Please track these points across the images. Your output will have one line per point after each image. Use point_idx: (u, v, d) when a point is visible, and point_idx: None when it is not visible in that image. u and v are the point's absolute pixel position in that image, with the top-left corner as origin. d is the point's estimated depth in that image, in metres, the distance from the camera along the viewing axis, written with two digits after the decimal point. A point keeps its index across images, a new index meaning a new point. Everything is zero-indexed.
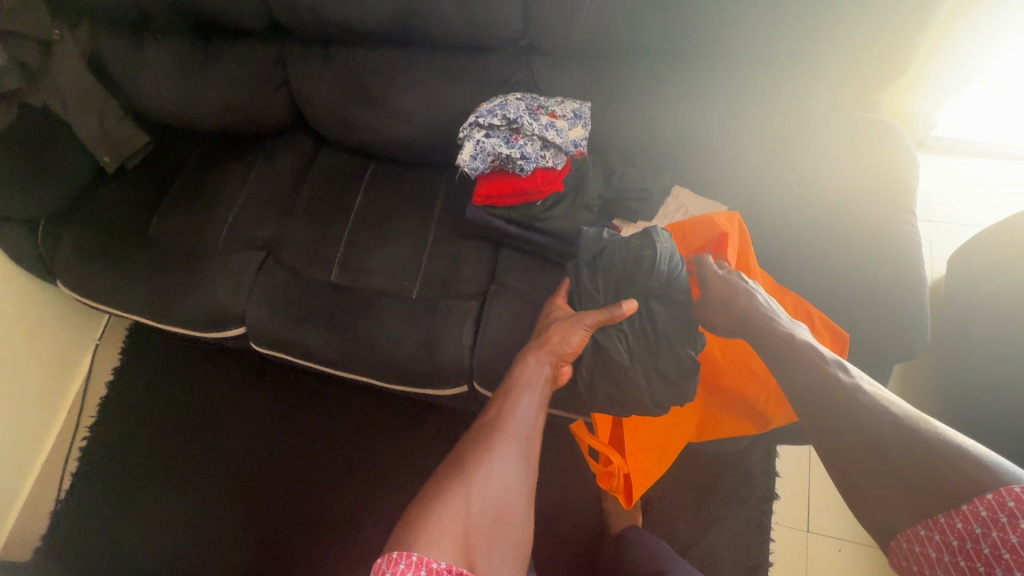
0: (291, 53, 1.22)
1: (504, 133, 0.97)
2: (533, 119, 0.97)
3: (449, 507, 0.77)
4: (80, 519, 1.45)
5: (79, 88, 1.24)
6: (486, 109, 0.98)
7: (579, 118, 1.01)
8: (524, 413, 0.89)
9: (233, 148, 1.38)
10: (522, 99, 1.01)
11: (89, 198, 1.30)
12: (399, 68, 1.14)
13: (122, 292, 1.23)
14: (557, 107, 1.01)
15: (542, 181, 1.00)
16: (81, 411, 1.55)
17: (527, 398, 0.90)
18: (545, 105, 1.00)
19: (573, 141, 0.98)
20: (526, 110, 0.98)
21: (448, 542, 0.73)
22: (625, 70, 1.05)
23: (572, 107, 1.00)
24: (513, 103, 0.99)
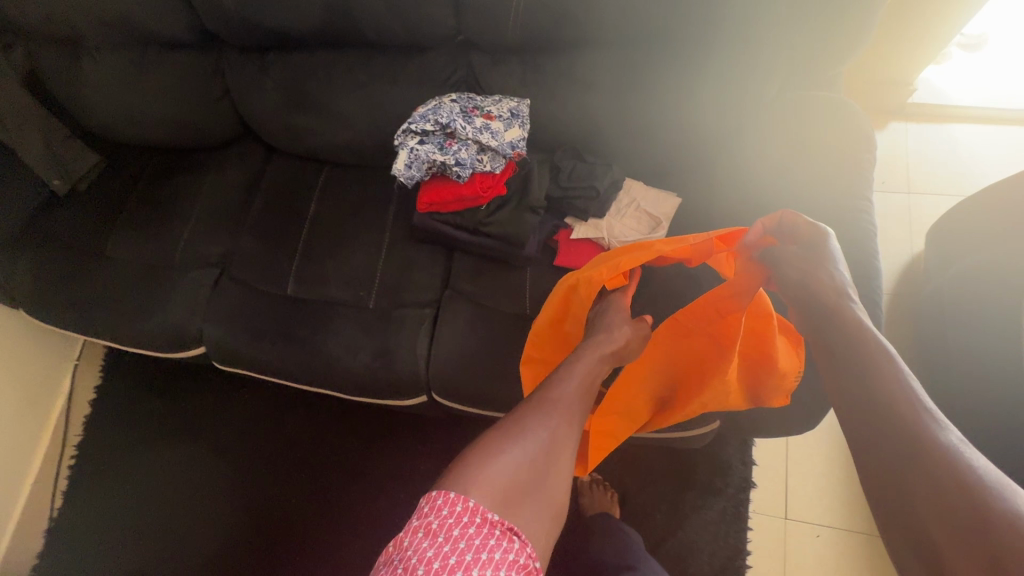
0: (227, 60, 1.16)
1: (438, 139, 0.94)
2: (466, 122, 0.93)
3: (500, 457, 0.66)
4: (71, 534, 1.49)
5: (19, 113, 1.21)
6: (419, 113, 0.95)
7: (517, 116, 0.96)
8: (577, 393, 0.77)
9: (184, 162, 1.35)
10: (457, 100, 0.97)
11: (43, 221, 1.28)
12: (335, 72, 1.10)
13: (83, 316, 1.23)
14: (493, 106, 0.97)
15: (482, 185, 0.98)
16: (66, 432, 1.58)
17: (584, 375, 0.79)
18: (481, 106, 0.97)
19: (510, 143, 0.94)
20: (460, 113, 0.94)
21: (494, 492, 0.63)
22: (567, 59, 1.00)
23: (509, 106, 0.96)
24: (447, 106, 0.96)
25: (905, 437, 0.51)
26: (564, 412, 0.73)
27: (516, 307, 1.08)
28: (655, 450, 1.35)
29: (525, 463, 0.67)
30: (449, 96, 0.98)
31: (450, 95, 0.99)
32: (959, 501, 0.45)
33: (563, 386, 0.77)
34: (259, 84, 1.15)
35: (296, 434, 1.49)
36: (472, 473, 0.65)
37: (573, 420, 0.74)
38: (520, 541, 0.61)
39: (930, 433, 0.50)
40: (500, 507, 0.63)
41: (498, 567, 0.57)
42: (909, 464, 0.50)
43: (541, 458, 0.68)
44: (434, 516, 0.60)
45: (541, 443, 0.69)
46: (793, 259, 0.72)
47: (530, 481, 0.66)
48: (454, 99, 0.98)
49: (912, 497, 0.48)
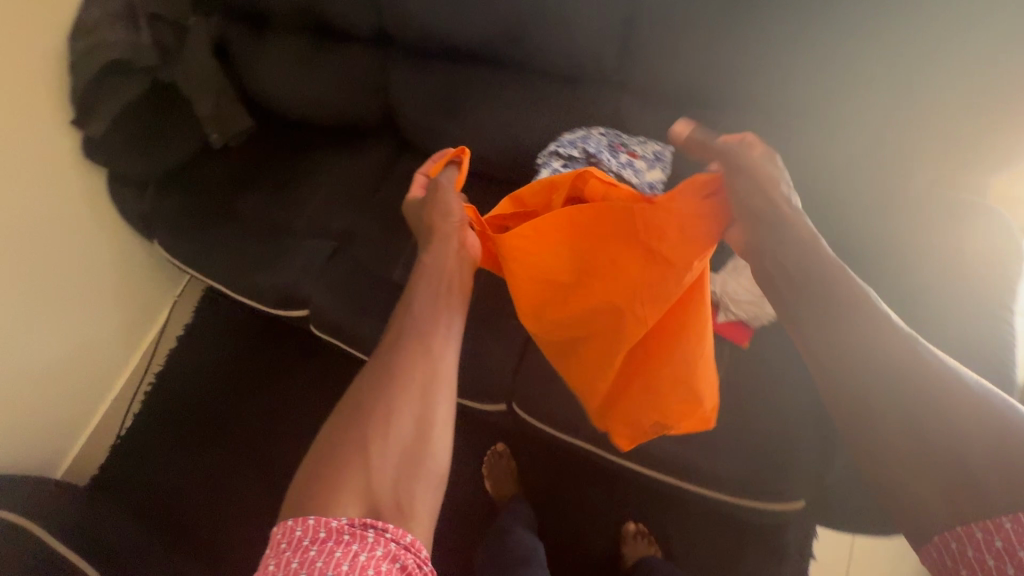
0: (393, 60, 1.25)
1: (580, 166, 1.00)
2: (612, 155, 0.99)
3: (350, 464, 0.73)
4: (134, 454, 1.61)
5: (201, 71, 1.35)
6: (568, 139, 1.02)
7: (659, 158, 1.00)
8: (424, 363, 0.84)
9: (323, 140, 1.46)
10: (606, 133, 1.03)
11: (192, 168, 1.42)
12: (489, 87, 1.18)
13: (207, 258, 1.34)
14: (640, 145, 1.01)
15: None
16: (152, 358, 1.71)
17: (428, 346, 0.86)
18: (628, 143, 1.02)
19: (649, 183, 0.98)
20: (607, 146, 1.00)
21: (356, 497, 0.71)
22: (712, 118, 1.05)
23: (654, 149, 1.00)
24: (595, 137, 1.02)
25: (897, 340, 0.69)
26: (405, 394, 0.80)
27: None
28: (710, 516, 1.31)
29: (390, 456, 0.76)
30: (599, 128, 1.04)
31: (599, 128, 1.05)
32: (938, 382, 0.67)
33: (404, 371, 0.82)
34: (415, 84, 1.24)
35: None
36: (335, 493, 0.71)
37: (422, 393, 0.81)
38: (376, 533, 0.68)
39: (914, 346, 0.69)
40: (356, 511, 0.70)
41: (339, 558, 0.63)
42: (910, 388, 0.67)
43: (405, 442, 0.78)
44: (277, 555, 0.65)
45: (401, 429, 0.78)
46: (753, 178, 0.79)
47: (397, 475, 0.75)
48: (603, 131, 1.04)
49: (908, 382, 0.68)
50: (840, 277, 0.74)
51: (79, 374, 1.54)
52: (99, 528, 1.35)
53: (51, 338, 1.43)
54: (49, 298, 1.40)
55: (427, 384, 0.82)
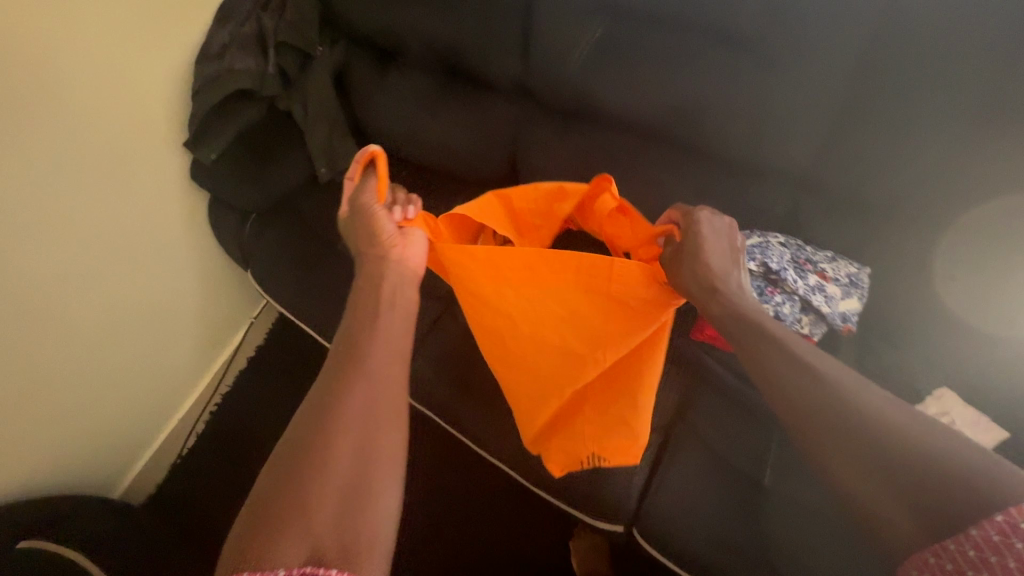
0: (531, 118, 1.15)
1: (756, 282, 0.82)
2: (798, 275, 0.80)
3: (286, 510, 0.59)
4: (197, 476, 1.59)
5: (320, 102, 1.28)
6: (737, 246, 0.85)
7: (855, 283, 0.80)
8: (375, 390, 0.71)
9: (432, 183, 1.35)
10: (784, 241, 0.85)
11: (296, 200, 1.34)
12: (641, 164, 1.06)
13: (302, 301, 1.27)
14: (829, 263, 0.82)
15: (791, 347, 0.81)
16: (221, 379, 1.67)
17: (374, 369, 0.73)
18: (813, 260, 0.83)
19: (844, 315, 0.78)
20: (792, 261, 0.81)
21: (299, 544, 0.58)
22: (915, 239, 0.90)
23: (849, 272, 0.81)
24: (774, 247, 0.83)
25: (847, 396, 0.63)
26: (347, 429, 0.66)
27: (757, 474, 0.94)
28: None
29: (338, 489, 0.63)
30: (775, 234, 0.86)
31: (774, 233, 0.87)
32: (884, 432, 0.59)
33: (353, 391, 0.69)
34: (552, 148, 1.13)
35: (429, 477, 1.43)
36: (271, 541, 0.57)
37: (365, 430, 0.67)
38: None
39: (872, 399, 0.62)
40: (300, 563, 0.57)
41: None
42: (846, 422, 0.61)
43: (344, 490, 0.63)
44: None
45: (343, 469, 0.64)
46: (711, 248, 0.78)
47: (358, 513, 0.62)
48: (779, 239, 0.86)
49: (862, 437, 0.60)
50: (775, 339, 0.69)
51: (152, 393, 1.49)
52: (127, 548, 1.34)
53: (129, 356, 1.38)
54: (133, 315, 1.35)
55: (371, 392, 0.70)
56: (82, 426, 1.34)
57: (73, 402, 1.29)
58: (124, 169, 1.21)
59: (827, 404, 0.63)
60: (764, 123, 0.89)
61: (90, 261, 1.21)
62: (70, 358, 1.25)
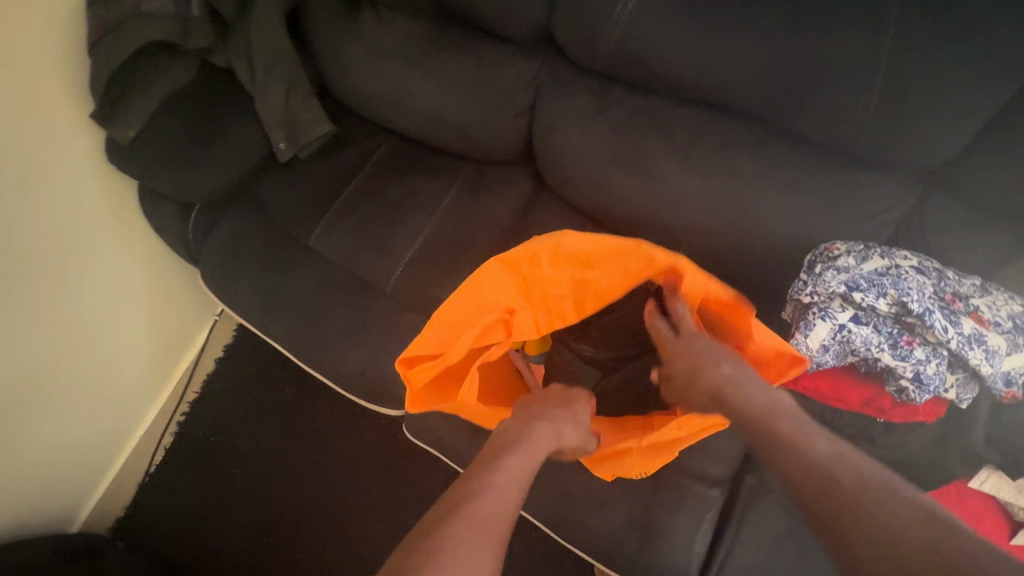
0: (554, 77, 0.87)
1: (885, 329, 0.61)
2: (949, 320, 0.58)
3: None
4: (164, 498, 1.37)
5: (271, 55, 0.98)
6: (853, 273, 0.62)
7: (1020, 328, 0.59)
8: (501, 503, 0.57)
9: (424, 160, 1.08)
10: (916, 265, 0.63)
11: (255, 186, 1.08)
12: (706, 145, 0.79)
13: (269, 313, 1.03)
14: (983, 298, 0.60)
15: (924, 413, 0.63)
16: (186, 386, 1.42)
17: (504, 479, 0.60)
18: (961, 290, 0.61)
19: (1007, 377, 0.58)
20: (935, 298, 0.60)
21: None
22: None
23: (1014, 310, 0.59)
24: (908, 276, 0.61)
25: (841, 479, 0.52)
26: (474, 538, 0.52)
27: None
28: None
29: None
30: (904, 256, 0.63)
31: (900, 252, 0.65)
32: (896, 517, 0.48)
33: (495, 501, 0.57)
34: (584, 119, 0.86)
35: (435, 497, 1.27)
36: None
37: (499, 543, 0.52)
38: None
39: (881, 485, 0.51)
40: None
41: None
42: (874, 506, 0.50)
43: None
44: None
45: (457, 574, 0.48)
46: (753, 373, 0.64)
47: None
48: (908, 261, 0.63)
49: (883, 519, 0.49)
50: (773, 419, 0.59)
51: (103, 414, 1.24)
52: None
53: (65, 381, 1.12)
54: (65, 330, 1.08)
55: (509, 494, 0.58)
56: (19, 467, 1.10)
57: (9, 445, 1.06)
58: (10, 146, 0.89)
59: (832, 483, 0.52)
60: (901, 100, 0.63)
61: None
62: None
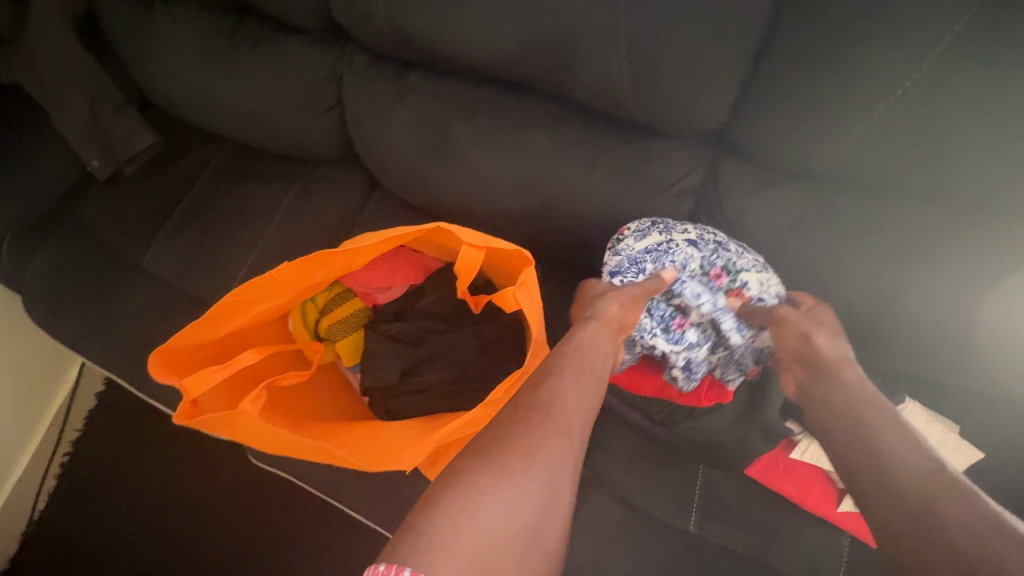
0: (352, 66, 0.82)
1: (664, 313, 0.69)
2: (710, 299, 0.67)
3: (496, 462, 0.48)
4: (44, 550, 1.27)
5: (64, 68, 0.91)
6: (643, 252, 0.67)
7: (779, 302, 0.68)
8: (565, 448, 0.50)
9: (260, 166, 1.03)
10: (695, 239, 0.68)
11: (77, 209, 1.01)
12: (501, 125, 0.75)
13: (99, 342, 0.96)
14: (752, 275, 0.67)
15: (705, 397, 0.72)
16: (64, 425, 1.34)
17: (566, 421, 0.52)
18: (731, 265, 0.67)
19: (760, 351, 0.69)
20: (697, 274, 0.67)
21: (495, 496, 0.45)
22: (880, 210, 0.63)
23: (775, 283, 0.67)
24: (679, 252, 0.67)
25: (875, 418, 0.54)
26: (524, 482, 0.47)
27: (684, 525, 0.74)
28: None
29: (547, 475, 0.48)
30: (681, 230, 0.68)
31: (681, 225, 0.69)
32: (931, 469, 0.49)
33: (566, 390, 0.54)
34: (385, 108, 0.81)
35: (328, 514, 1.22)
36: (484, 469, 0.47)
37: (552, 497, 0.48)
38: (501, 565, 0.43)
39: (893, 433, 0.53)
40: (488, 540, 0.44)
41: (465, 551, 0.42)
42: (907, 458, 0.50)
43: (541, 492, 0.47)
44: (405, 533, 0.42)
45: (506, 510, 0.45)
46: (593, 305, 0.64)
47: (528, 497, 0.47)
48: (689, 236, 0.68)
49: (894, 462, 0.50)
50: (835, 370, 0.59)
51: None
52: None
53: None
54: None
55: (588, 376, 0.56)
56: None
57: None
58: None
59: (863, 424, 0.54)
60: (662, 65, 0.60)
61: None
62: None
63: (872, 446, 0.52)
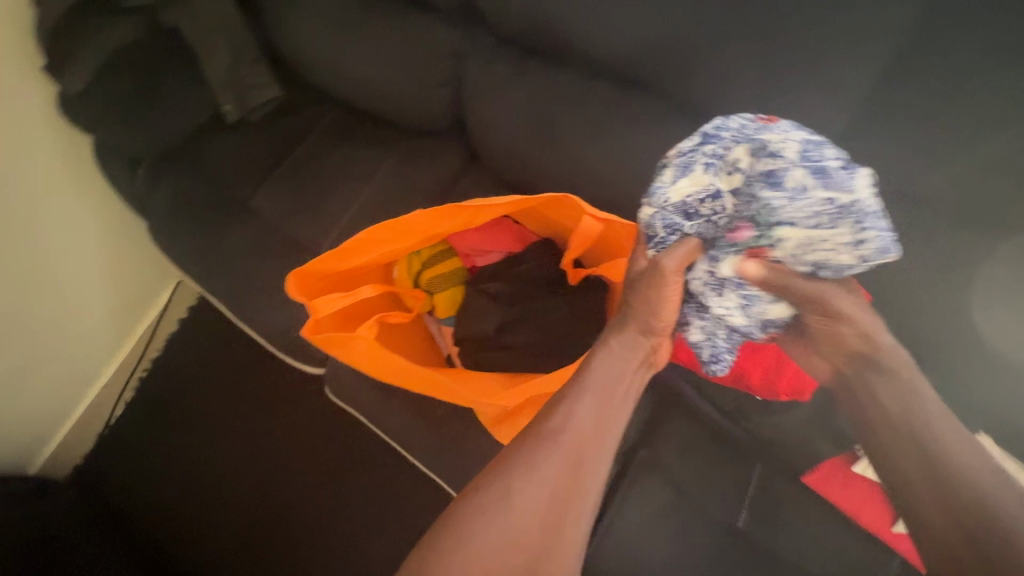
0: (477, 46, 0.88)
1: (683, 293, 0.66)
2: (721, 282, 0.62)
3: (505, 490, 0.57)
4: (116, 451, 1.39)
5: (216, 18, 1.01)
6: (679, 203, 0.61)
7: (853, 266, 0.55)
8: (570, 477, 0.59)
9: (366, 130, 1.09)
10: (742, 183, 0.58)
11: (201, 145, 1.11)
12: (613, 115, 0.79)
13: (207, 268, 1.06)
14: (793, 233, 0.56)
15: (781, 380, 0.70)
16: (147, 345, 1.46)
17: (571, 447, 0.59)
18: (775, 209, 0.56)
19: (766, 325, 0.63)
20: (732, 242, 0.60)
21: (504, 524, 0.55)
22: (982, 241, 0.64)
23: (844, 236, 0.54)
24: (705, 210, 0.60)
25: (921, 426, 0.53)
26: (530, 506, 0.56)
27: (733, 520, 0.76)
28: None
29: (551, 495, 0.57)
30: (728, 172, 0.59)
31: (732, 154, 0.59)
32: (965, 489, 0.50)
33: (575, 417, 0.61)
34: (502, 87, 0.86)
35: (375, 464, 1.29)
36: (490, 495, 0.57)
37: (553, 523, 0.57)
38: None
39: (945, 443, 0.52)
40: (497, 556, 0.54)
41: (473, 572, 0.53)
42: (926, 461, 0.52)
43: (541, 513, 0.56)
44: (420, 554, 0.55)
45: (506, 533, 0.55)
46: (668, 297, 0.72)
47: (530, 519, 0.56)
48: (737, 174, 0.59)
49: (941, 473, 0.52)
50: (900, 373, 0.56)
51: (61, 367, 1.28)
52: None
53: (26, 321, 1.15)
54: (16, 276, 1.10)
55: (603, 396, 0.62)
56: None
57: None
58: None
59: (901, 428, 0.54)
60: (783, 78, 0.64)
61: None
62: None
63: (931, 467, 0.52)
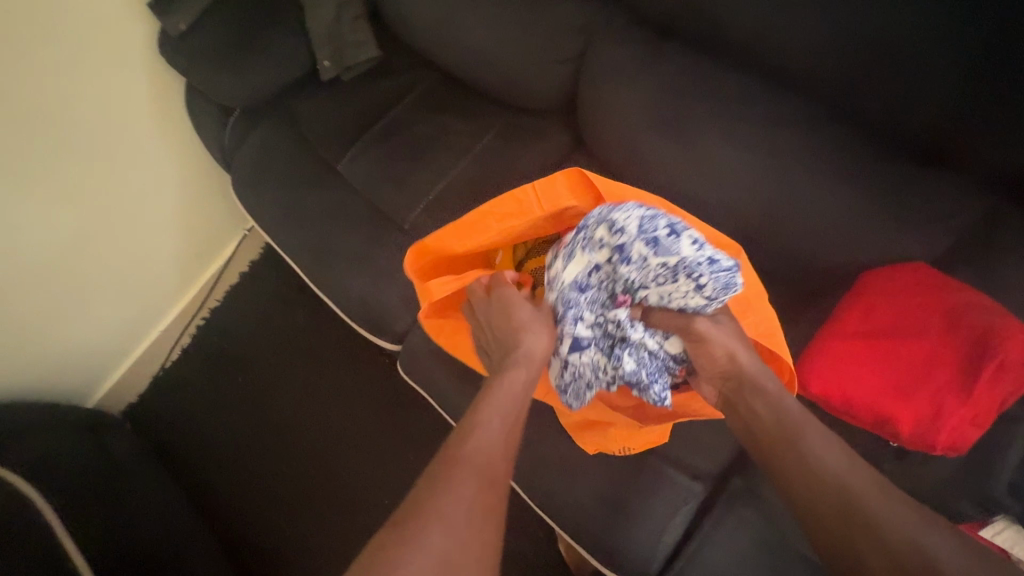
0: (607, 24, 0.82)
1: (596, 347, 0.67)
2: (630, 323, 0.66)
3: (422, 531, 0.44)
4: (169, 394, 1.40)
5: None
6: (570, 286, 0.67)
7: (700, 305, 0.63)
8: (488, 493, 0.49)
9: (462, 102, 1.04)
10: (623, 252, 0.64)
11: (293, 99, 1.08)
12: (756, 114, 0.72)
13: (288, 225, 1.03)
14: (650, 293, 0.64)
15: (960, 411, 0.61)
16: (208, 294, 1.45)
17: (479, 464, 0.50)
18: (621, 267, 0.64)
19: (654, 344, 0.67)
20: (602, 301, 0.67)
21: (432, 556, 0.43)
22: None
23: (654, 285, 0.63)
24: (592, 277, 0.67)
25: (851, 487, 0.52)
26: (449, 537, 0.44)
27: None
28: None
29: (474, 511, 0.47)
30: (601, 246, 0.66)
31: (597, 227, 0.66)
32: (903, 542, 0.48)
33: (483, 437, 0.53)
34: (630, 69, 0.80)
35: (425, 444, 1.26)
36: (409, 539, 0.44)
37: (478, 544, 0.45)
38: None
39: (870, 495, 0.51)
40: None
41: None
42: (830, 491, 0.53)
43: (468, 538, 0.45)
44: None
45: (429, 573, 0.42)
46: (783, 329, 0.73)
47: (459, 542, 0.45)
48: (600, 245, 0.66)
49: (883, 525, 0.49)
50: (807, 428, 0.56)
51: (125, 305, 1.28)
52: (61, 470, 1.07)
53: (99, 253, 1.15)
54: (92, 204, 1.09)
55: (506, 410, 0.57)
56: (37, 329, 1.11)
57: (46, 299, 1.10)
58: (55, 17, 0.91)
59: (841, 497, 0.52)
60: (980, 93, 0.57)
61: (31, 131, 0.95)
62: (30, 249, 1.03)
63: (868, 530, 0.50)
